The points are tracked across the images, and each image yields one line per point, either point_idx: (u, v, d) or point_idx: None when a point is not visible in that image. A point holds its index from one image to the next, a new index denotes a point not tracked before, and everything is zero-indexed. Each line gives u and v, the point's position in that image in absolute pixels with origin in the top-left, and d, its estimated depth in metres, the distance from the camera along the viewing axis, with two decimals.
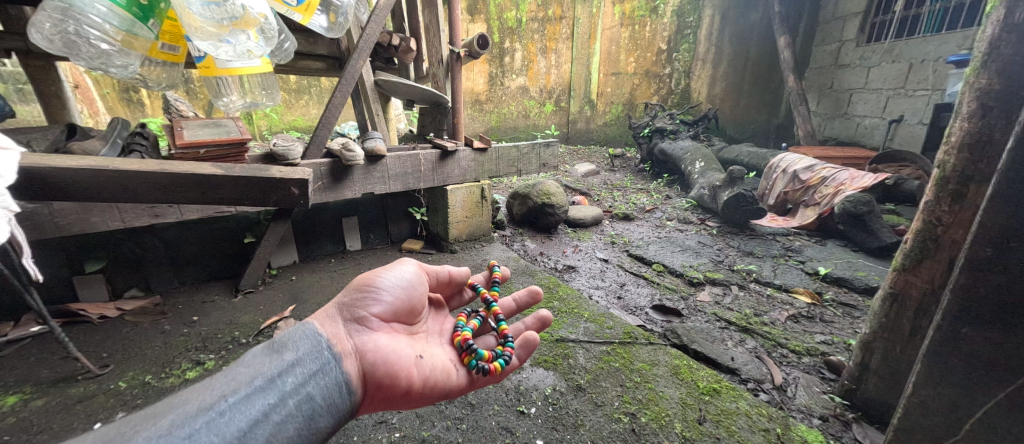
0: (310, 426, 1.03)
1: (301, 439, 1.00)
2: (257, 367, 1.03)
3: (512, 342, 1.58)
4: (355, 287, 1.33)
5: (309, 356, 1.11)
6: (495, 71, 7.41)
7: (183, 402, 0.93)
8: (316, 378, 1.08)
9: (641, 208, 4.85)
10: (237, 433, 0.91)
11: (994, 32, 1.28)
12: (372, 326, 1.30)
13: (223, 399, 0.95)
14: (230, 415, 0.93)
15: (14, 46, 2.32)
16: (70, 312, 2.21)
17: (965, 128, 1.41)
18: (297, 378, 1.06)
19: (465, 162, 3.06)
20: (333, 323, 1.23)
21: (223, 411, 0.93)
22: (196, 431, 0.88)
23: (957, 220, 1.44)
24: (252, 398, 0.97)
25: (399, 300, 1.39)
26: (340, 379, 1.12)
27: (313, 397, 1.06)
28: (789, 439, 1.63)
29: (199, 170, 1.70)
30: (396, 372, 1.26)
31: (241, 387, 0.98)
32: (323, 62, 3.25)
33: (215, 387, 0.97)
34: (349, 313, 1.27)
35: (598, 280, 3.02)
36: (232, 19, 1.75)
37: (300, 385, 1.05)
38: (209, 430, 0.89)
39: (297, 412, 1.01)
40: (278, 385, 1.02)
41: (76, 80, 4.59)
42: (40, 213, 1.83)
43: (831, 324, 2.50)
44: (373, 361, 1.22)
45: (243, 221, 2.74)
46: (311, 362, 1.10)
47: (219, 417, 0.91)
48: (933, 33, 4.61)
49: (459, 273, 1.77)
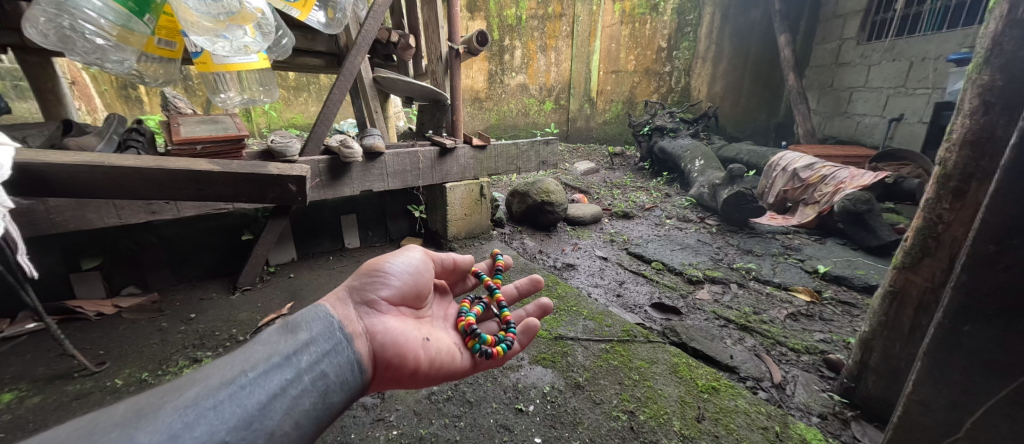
0: (324, 402, 1.02)
1: (317, 414, 1.00)
2: (273, 345, 1.03)
3: (513, 328, 1.57)
4: (364, 271, 1.33)
5: (322, 335, 1.11)
6: (495, 69, 7.37)
7: (205, 375, 0.94)
8: (329, 356, 1.08)
9: (641, 206, 4.85)
10: (258, 406, 0.92)
11: (998, 28, 1.27)
12: (381, 309, 1.30)
13: (243, 373, 0.96)
14: (250, 388, 0.94)
15: (10, 42, 2.31)
16: (67, 309, 2.20)
17: (967, 125, 1.40)
18: (312, 356, 1.06)
19: (465, 159, 3.04)
20: (343, 304, 1.23)
21: (244, 385, 0.94)
22: (220, 402, 0.89)
23: (959, 217, 1.43)
24: (270, 374, 0.98)
25: (407, 284, 1.39)
26: (353, 359, 1.12)
27: (328, 374, 1.05)
28: (788, 437, 1.63)
29: (196, 167, 1.68)
30: (406, 353, 1.26)
31: (259, 363, 0.99)
32: (321, 58, 3.24)
33: (234, 362, 0.98)
34: (359, 296, 1.27)
35: (597, 278, 3.01)
36: (229, 15, 1.73)
37: (315, 363, 1.05)
38: (232, 402, 0.91)
39: (312, 388, 1.01)
40: (294, 362, 1.02)
41: (74, 77, 4.58)
42: (36, 210, 1.82)
43: (831, 323, 2.50)
44: (383, 341, 1.22)
45: (241, 218, 2.73)
46: (325, 342, 1.10)
47: (239, 391, 0.92)
48: (933, 31, 4.60)
49: (463, 260, 1.75)
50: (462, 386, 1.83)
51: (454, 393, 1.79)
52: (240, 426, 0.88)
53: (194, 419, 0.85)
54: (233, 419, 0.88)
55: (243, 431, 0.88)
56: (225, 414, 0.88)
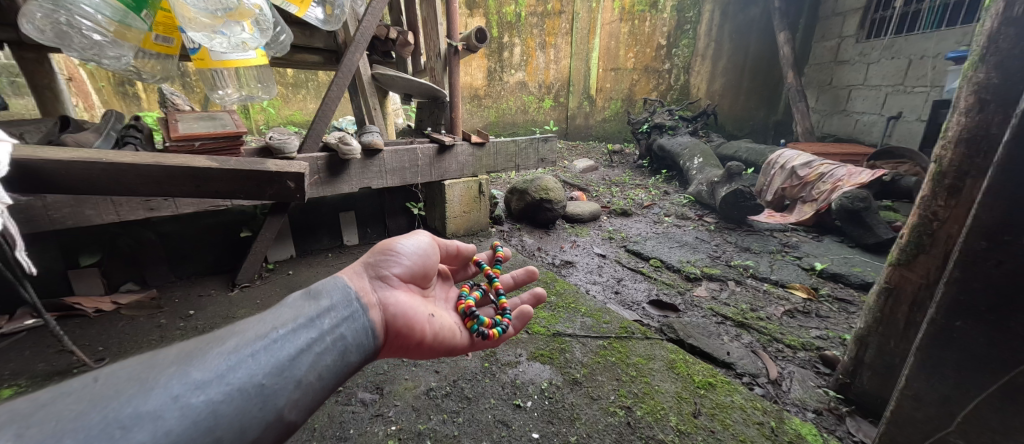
0: (343, 361, 1.02)
1: (338, 371, 1.01)
2: (298, 308, 1.04)
3: (509, 314, 1.60)
4: (378, 248, 1.34)
5: (342, 303, 1.11)
6: (494, 66, 7.48)
7: (242, 328, 0.95)
8: (349, 322, 1.08)
9: (639, 204, 4.87)
10: (290, 356, 0.93)
11: (994, 25, 1.26)
12: (393, 284, 1.30)
13: (275, 329, 0.96)
14: (281, 342, 0.94)
15: (6, 38, 2.31)
16: (64, 305, 2.20)
17: (963, 122, 1.41)
18: (334, 320, 1.06)
19: (463, 156, 3.03)
20: (359, 277, 1.23)
21: (276, 339, 0.95)
22: (257, 351, 0.91)
23: (953, 214, 1.44)
24: (298, 332, 0.98)
25: (417, 264, 1.40)
26: (369, 325, 1.13)
27: (347, 338, 1.06)
28: (783, 432, 1.64)
29: (193, 164, 1.67)
30: (415, 325, 1.27)
31: (288, 322, 0.99)
32: (319, 55, 3.23)
33: (266, 320, 0.98)
34: (373, 270, 1.28)
35: (596, 275, 3.02)
36: (227, 11, 1.75)
37: (337, 326, 1.05)
38: (267, 353, 0.91)
39: (334, 347, 1.02)
40: (318, 324, 1.02)
41: (71, 73, 4.57)
42: (34, 207, 1.82)
43: (827, 319, 2.51)
44: (396, 312, 1.22)
45: (240, 215, 2.73)
46: (344, 309, 1.10)
47: (273, 343, 0.93)
48: (932, 29, 4.60)
49: (467, 248, 1.75)
50: (461, 382, 1.84)
51: (452, 389, 1.80)
52: (274, 372, 0.89)
53: (236, 363, 0.87)
54: (268, 366, 0.89)
55: (277, 377, 0.89)
56: (261, 362, 0.89)
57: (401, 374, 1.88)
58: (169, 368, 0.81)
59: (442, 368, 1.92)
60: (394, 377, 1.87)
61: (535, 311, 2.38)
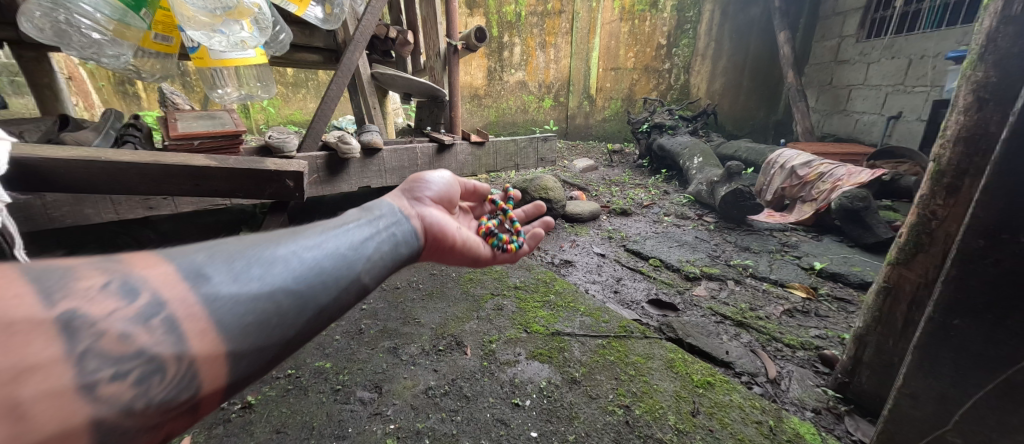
0: (398, 251, 1.06)
1: (396, 261, 1.05)
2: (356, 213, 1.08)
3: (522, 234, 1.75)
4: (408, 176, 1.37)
5: (390, 213, 1.15)
6: (494, 65, 7.50)
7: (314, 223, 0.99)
8: (398, 225, 1.12)
9: (639, 203, 4.87)
10: (356, 240, 0.97)
11: (992, 24, 1.26)
12: (426, 203, 1.33)
13: (343, 222, 1.01)
14: (351, 230, 0.99)
15: (5, 37, 2.31)
16: None
17: (962, 121, 1.41)
18: (387, 222, 1.11)
19: (463, 156, 3.01)
20: (397, 196, 1.26)
21: (346, 229, 0.99)
22: (333, 234, 0.95)
23: (952, 213, 1.44)
24: (361, 226, 1.03)
25: (444, 190, 1.43)
26: (414, 229, 1.17)
27: (398, 236, 1.09)
28: (782, 431, 1.64)
29: (192, 162, 1.66)
30: (449, 233, 1.32)
31: (351, 219, 1.04)
32: (319, 54, 3.23)
33: (332, 219, 1.02)
34: (408, 192, 1.31)
35: (595, 275, 3.02)
36: (226, 9, 1.75)
37: (389, 226, 1.09)
38: (343, 236, 0.96)
39: (392, 241, 1.06)
40: (375, 223, 1.07)
41: (71, 73, 4.56)
42: (33, 205, 1.82)
43: (826, 319, 2.51)
44: (432, 222, 1.26)
45: (239, 214, 2.74)
46: (393, 215, 1.14)
47: (346, 230, 0.98)
48: (933, 28, 4.60)
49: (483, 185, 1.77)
50: (459, 381, 1.84)
51: (450, 388, 1.80)
52: (351, 248, 0.95)
53: (322, 239, 0.92)
54: (346, 243, 0.95)
55: (352, 250, 0.94)
56: (339, 240, 0.94)
57: (400, 373, 1.88)
58: (247, 243, 0.82)
59: (440, 366, 1.92)
60: (393, 376, 1.87)
61: (535, 311, 2.38)
